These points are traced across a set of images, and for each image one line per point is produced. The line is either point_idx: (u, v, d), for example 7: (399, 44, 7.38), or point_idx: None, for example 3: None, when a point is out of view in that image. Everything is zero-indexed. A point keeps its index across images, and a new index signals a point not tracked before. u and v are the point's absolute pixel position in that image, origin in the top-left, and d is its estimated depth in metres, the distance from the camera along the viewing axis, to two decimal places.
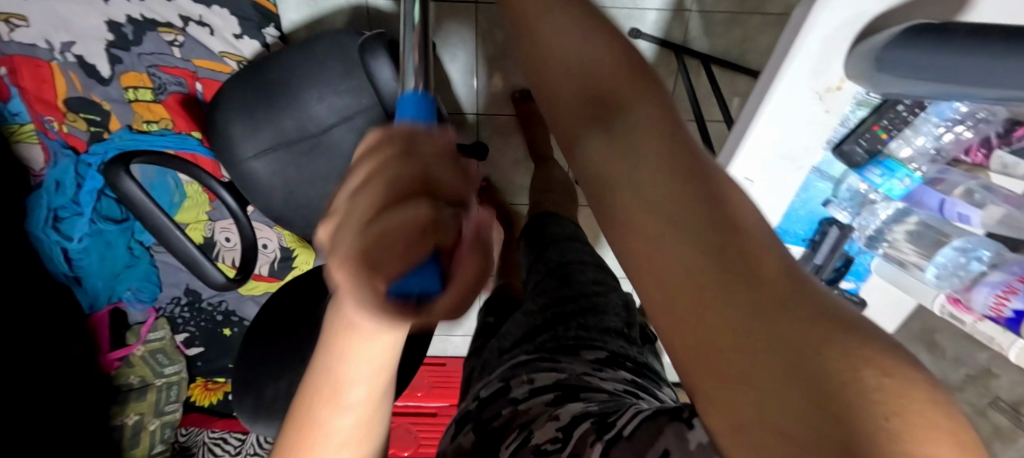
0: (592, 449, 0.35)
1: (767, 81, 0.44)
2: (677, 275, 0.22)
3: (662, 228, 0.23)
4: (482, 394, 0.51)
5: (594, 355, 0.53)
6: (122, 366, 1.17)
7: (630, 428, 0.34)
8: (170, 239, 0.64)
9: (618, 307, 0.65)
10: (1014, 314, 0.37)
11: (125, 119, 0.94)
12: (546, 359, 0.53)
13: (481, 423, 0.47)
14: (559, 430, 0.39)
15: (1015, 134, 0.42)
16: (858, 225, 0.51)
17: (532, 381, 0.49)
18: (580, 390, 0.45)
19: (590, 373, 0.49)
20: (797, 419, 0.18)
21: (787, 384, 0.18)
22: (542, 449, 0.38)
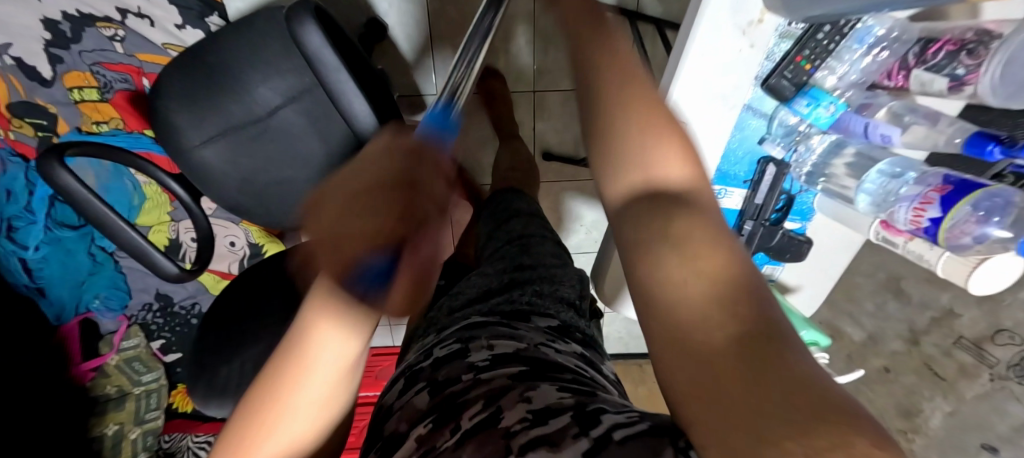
0: (574, 445, 0.29)
1: (691, 19, 0.45)
2: (678, 280, 0.24)
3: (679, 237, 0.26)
4: (438, 354, 0.47)
5: (546, 322, 0.53)
6: (96, 377, 1.14)
7: (623, 433, 0.29)
8: (116, 230, 0.63)
9: (573, 279, 0.65)
10: (931, 223, 0.39)
11: (74, 122, 0.92)
12: (502, 324, 0.50)
13: (436, 386, 0.42)
14: (531, 411, 0.34)
15: (929, 51, 0.42)
16: (795, 161, 0.52)
17: (492, 347, 0.45)
18: (545, 367, 0.42)
19: (546, 344, 0.48)
20: (745, 398, 0.19)
21: (737, 362, 0.21)
22: (512, 431, 0.33)
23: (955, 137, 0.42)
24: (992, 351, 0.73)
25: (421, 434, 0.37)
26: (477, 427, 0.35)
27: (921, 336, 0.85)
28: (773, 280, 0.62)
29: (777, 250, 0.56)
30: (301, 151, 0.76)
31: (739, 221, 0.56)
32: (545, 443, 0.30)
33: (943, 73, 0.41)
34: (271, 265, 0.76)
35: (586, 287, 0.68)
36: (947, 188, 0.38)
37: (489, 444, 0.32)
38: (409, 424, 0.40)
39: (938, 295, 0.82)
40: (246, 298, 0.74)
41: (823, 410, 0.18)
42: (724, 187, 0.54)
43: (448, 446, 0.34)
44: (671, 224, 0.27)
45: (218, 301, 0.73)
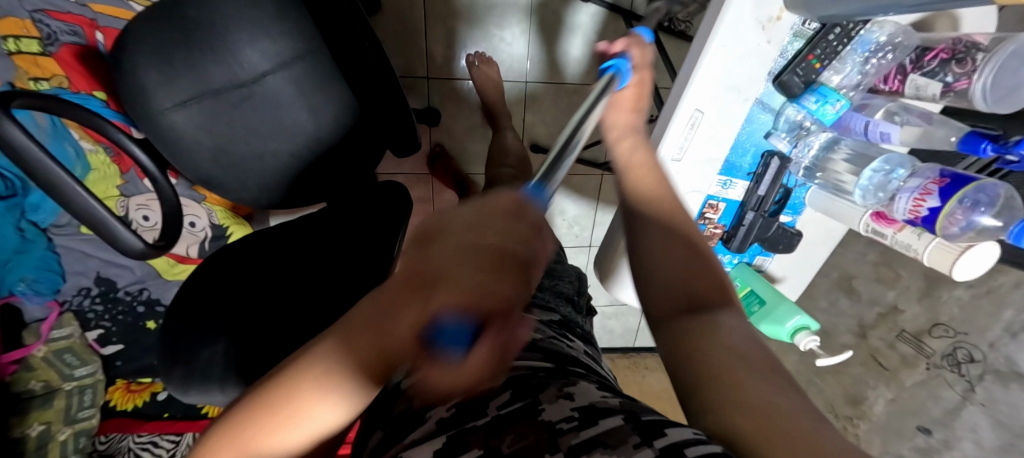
0: (636, 451, 0.29)
1: (716, 11, 0.46)
2: (737, 379, 0.33)
3: (727, 355, 0.35)
4: None
5: (548, 316, 0.53)
6: (19, 370, 1.00)
7: (697, 450, 0.28)
8: (69, 197, 0.56)
9: (571, 276, 0.66)
10: (930, 212, 0.42)
11: (4, 76, 0.77)
12: None
13: None
14: (577, 410, 0.34)
15: (925, 59, 0.46)
16: (795, 156, 0.55)
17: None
18: (564, 361, 0.42)
19: (558, 339, 0.48)
20: None
21: (799, 444, 0.28)
22: (558, 426, 0.32)
23: (950, 135, 0.46)
24: (930, 343, 0.81)
25: (442, 418, 0.34)
26: (514, 415, 0.34)
27: (868, 330, 0.93)
28: (763, 271, 0.66)
29: (771, 241, 0.59)
30: (287, 123, 0.72)
31: (740, 211, 0.58)
32: (600, 444, 0.30)
33: (937, 79, 0.45)
34: (243, 261, 0.66)
35: (584, 285, 0.68)
36: (945, 180, 0.41)
37: (530, 435, 0.32)
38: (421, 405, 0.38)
39: (886, 293, 0.91)
40: (207, 290, 0.62)
41: None
42: (730, 178, 0.56)
43: (479, 427, 0.33)
44: (716, 339, 0.36)
45: (181, 292, 0.62)
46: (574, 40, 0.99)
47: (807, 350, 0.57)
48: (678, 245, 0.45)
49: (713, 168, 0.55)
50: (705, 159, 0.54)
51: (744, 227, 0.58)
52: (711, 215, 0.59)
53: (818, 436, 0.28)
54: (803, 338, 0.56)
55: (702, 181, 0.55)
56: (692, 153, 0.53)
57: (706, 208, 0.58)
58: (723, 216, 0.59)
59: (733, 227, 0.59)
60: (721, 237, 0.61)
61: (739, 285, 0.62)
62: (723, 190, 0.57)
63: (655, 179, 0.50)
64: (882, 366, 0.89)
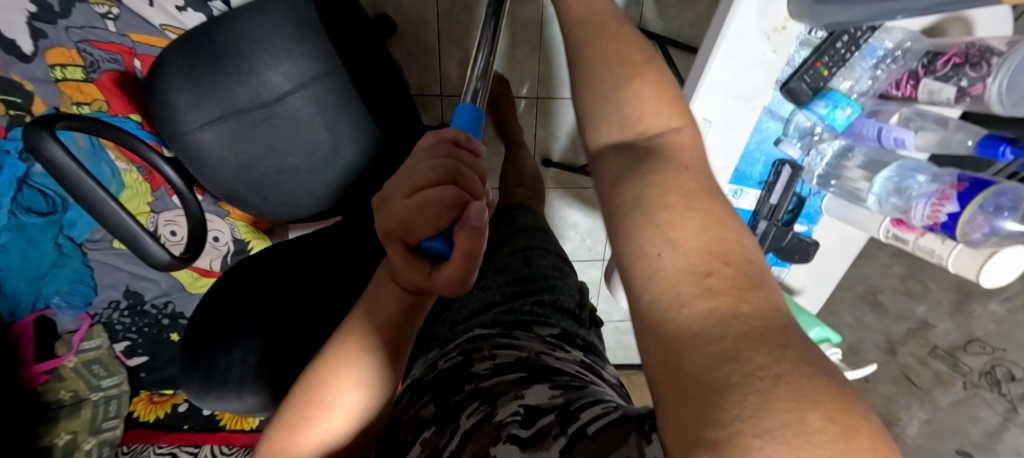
0: (553, 443, 0.30)
1: (720, 22, 0.47)
2: (687, 251, 0.22)
3: (685, 213, 0.24)
4: (442, 366, 0.46)
5: (548, 331, 0.52)
6: (50, 381, 1.05)
7: (596, 426, 0.29)
8: (104, 211, 0.59)
9: (574, 289, 0.65)
10: (949, 217, 0.41)
11: (52, 101, 0.87)
12: (504, 334, 0.49)
13: (441, 397, 0.42)
14: (523, 407, 0.35)
15: (937, 63, 0.45)
16: (807, 165, 0.54)
17: (495, 357, 0.44)
18: (543, 371, 0.41)
19: (547, 353, 0.46)
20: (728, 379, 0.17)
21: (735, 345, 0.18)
22: (503, 423, 0.34)
23: (967, 138, 0.46)
24: (966, 360, 0.77)
25: (426, 437, 0.39)
26: (476, 426, 0.36)
27: (897, 346, 0.90)
28: (780, 282, 0.64)
29: (787, 250, 0.58)
30: (305, 139, 0.74)
31: (752, 221, 0.58)
32: (530, 442, 0.32)
33: (950, 83, 0.44)
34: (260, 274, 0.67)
35: (585, 297, 0.67)
36: (964, 185, 0.40)
37: (478, 441, 0.33)
38: (414, 434, 0.40)
39: (914, 308, 0.88)
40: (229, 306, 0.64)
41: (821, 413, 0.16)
42: (741, 187, 0.55)
43: (452, 449, 0.35)
44: (653, 194, 0.26)
45: (199, 309, 0.64)
46: None
47: (829, 362, 0.55)
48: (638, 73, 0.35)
49: (724, 177, 0.54)
50: (715, 168, 0.54)
51: (758, 237, 0.57)
52: None
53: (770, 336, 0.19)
54: (825, 351, 0.54)
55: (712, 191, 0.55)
56: (702, 162, 0.53)
57: None
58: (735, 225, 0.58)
59: (746, 237, 0.58)
60: None
61: None
62: (734, 199, 0.56)
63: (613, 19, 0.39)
64: (913, 385, 0.85)
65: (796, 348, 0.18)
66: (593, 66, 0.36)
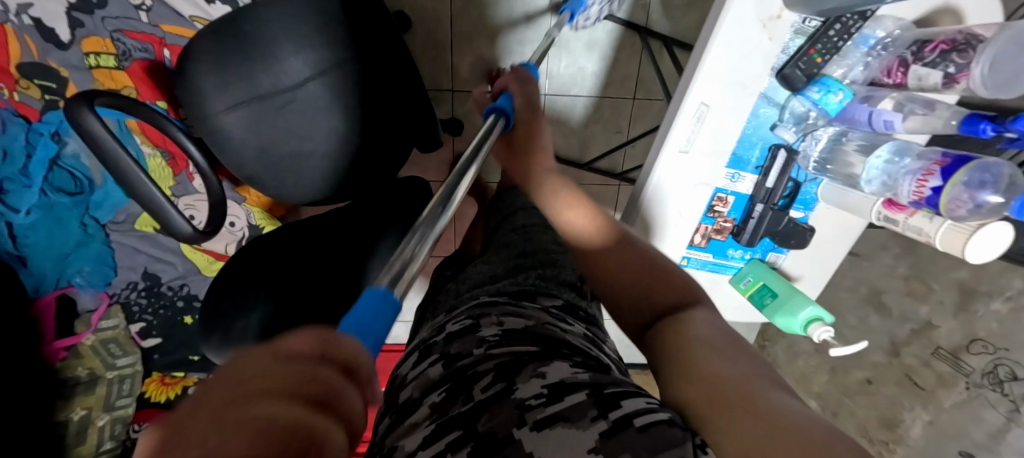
0: (592, 425, 0.32)
1: (718, 12, 0.50)
2: (699, 363, 0.39)
3: (703, 348, 0.41)
4: (450, 329, 0.49)
5: (552, 302, 0.56)
6: (68, 357, 1.09)
7: (643, 420, 0.32)
8: (135, 183, 0.63)
9: (574, 265, 0.66)
10: (933, 192, 0.42)
11: (84, 86, 0.91)
12: (510, 302, 0.52)
13: (449, 358, 0.43)
14: (546, 387, 0.36)
15: (926, 50, 0.47)
16: (802, 150, 0.56)
17: (503, 324, 0.47)
18: (552, 346, 0.44)
19: (553, 324, 0.50)
20: (761, 438, 0.31)
21: (754, 415, 0.33)
22: (526, 403, 0.35)
23: (951, 120, 0.48)
24: (968, 360, 0.77)
25: (434, 402, 0.38)
26: (492, 399, 0.36)
27: (901, 347, 0.90)
28: (777, 269, 0.66)
29: (783, 235, 0.60)
30: (323, 124, 0.77)
31: (749, 204, 0.60)
32: (560, 418, 0.33)
33: (937, 69, 0.46)
34: (273, 249, 0.69)
35: None
36: (945, 161, 0.42)
37: (502, 414, 0.34)
38: (423, 392, 0.41)
39: (919, 308, 0.88)
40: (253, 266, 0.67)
41: (812, 439, 0.30)
42: (738, 171, 0.58)
43: (462, 412, 0.35)
44: (679, 344, 0.42)
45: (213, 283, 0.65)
46: (592, 55, 1.05)
47: (823, 340, 0.58)
48: (648, 270, 0.52)
49: (721, 161, 0.57)
50: (713, 152, 0.56)
51: (754, 220, 0.59)
52: (720, 209, 0.60)
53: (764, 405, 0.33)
54: (817, 328, 0.57)
55: (710, 174, 0.57)
56: (700, 145, 0.55)
57: (715, 201, 0.59)
58: (732, 210, 0.60)
59: (743, 220, 0.60)
60: (733, 232, 0.62)
61: (752, 281, 0.63)
62: (731, 183, 0.58)
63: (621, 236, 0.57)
64: (917, 386, 0.85)
65: (779, 417, 0.32)
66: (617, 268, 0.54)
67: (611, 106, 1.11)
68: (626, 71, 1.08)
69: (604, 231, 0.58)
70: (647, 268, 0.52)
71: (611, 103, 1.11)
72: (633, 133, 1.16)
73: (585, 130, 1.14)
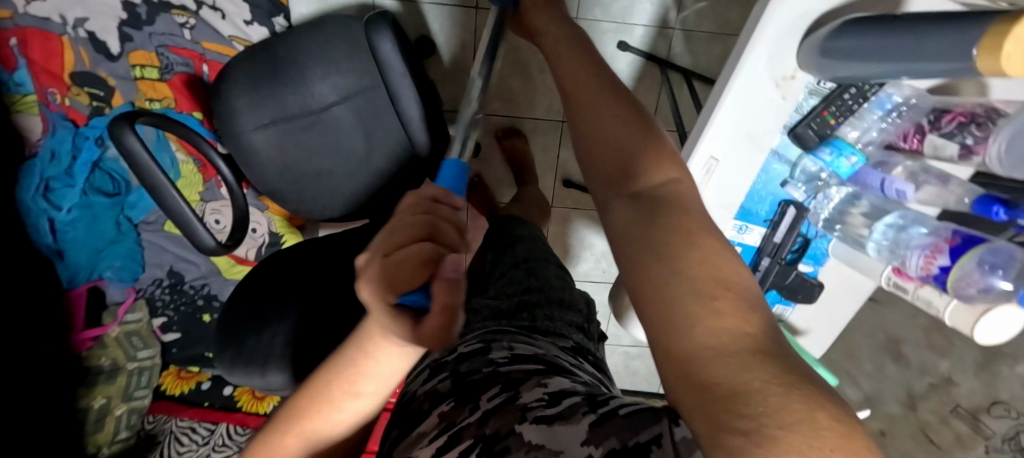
0: (583, 418, 0.34)
1: (732, 68, 0.50)
2: (674, 284, 0.26)
3: (680, 256, 0.27)
4: (461, 350, 0.50)
5: (563, 343, 0.56)
6: (94, 347, 1.14)
7: (627, 409, 0.34)
8: (165, 197, 0.66)
9: (582, 306, 0.68)
10: (940, 271, 0.42)
11: (128, 96, 0.98)
12: (522, 333, 0.53)
13: (458, 375, 0.45)
14: (547, 393, 0.38)
15: (942, 120, 0.47)
16: (813, 207, 0.56)
17: (513, 349, 0.48)
18: (559, 368, 0.45)
19: (561, 357, 0.50)
20: (743, 408, 0.21)
21: (742, 372, 0.22)
22: (528, 405, 0.36)
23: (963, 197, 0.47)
24: (989, 422, 0.74)
25: (443, 411, 0.41)
26: (498, 405, 0.38)
27: (919, 401, 0.87)
28: (784, 321, 0.65)
29: (790, 289, 0.60)
30: (345, 145, 0.80)
31: (756, 257, 0.59)
32: (558, 418, 0.35)
33: (954, 141, 0.45)
34: (286, 263, 0.72)
35: (592, 312, 0.71)
36: (955, 240, 0.41)
37: (507, 415, 0.36)
38: (430, 404, 0.43)
39: (938, 363, 0.85)
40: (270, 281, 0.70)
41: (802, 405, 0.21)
42: (746, 223, 0.58)
43: (470, 422, 0.37)
44: (652, 244, 0.28)
45: (234, 296, 0.70)
46: None
47: None
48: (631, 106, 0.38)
49: (730, 213, 0.57)
50: (721, 204, 0.56)
51: (760, 274, 0.59)
52: None
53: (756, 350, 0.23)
54: None
55: (718, 225, 0.57)
56: (708, 196, 0.56)
57: None
58: (739, 260, 0.60)
59: (750, 272, 0.60)
60: None
61: None
62: (739, 234, 0.58)
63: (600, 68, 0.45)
64: (934, 445, 0.82)
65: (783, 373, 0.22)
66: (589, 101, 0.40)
67: None
68: (645, 101, 1.09)
69: (583, 69, 0.44)
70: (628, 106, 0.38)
71: None
72: None
73: None
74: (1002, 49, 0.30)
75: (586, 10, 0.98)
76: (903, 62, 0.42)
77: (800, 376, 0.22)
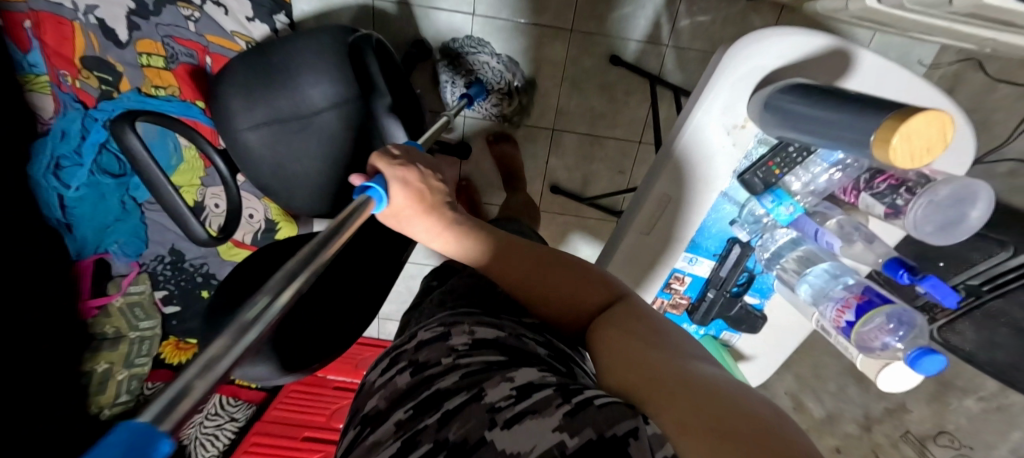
0: (557, 410, 0.32)
1: (687, 114, 0.53)
2: (634, 355, 0.39)
3: (634, 340, 0.41)
4: (422, 336, 0.49)
5: (531, 321, 0.53)
6: (98, 315, 1.21)
7: (601, 400, 0.32)
8: (163, 193, 0.72)
9: None
10: (847, 324, 0.45)
11: (136, 82, 1.02)
12: (485, 314, 0.51)
13: (418, 366, 0.43)
14: (515, 389, 0.35)
15: (875, 181, 0.50)
16: (759, 246, 0.59)
17: (474, 333, 0.46)
18: (520, 353, 0.43)
19: (527, 337, 0.48)
20: (706, 412, 0.30)
21: (698, 392, 0.32)
22: (496, 405, 0.34)
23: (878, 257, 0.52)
24: (933, 449, 0.77)
25: (399, 419, 0.37)
26: (459, 406, 0.35)
27: (873, 424, 0.90)
28: (731, 346, 0.69)
29: (735, 319, 0.64)
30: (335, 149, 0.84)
31: (705, 287, 0.63)
32: (529, 411, 0.32)
33: (883, 201, 0.49)
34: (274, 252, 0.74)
35: None
36: (863, 296, 0.44)
37: (472, 420, 0.33)
38: (389, 404, 0.40)
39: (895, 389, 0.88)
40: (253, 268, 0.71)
41: (744, 408, 0.31)
42: (696, 256, 0.61)
43: (429, 424, 0.34)
44: (614, 342, 0.42)
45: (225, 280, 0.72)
46: (602, 96, 1.08)
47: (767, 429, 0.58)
48: (573, 274, 0.51)
49: (681, 246, 0.60)
50: (673, 237, 0.59)
51: (706, 303, 0.63)
52: (677, 286, 0.64)
53: (698, 376, 0.35)
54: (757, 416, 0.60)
55: (669, 255, 0.61)
56: (660, 229, 0.59)
57: (673, 279, 0.63)
58: (689, 289, 0.64)
59: (698, 300, 0.64)
60: (688, 308, 0.66)
61: None
62: (689, 265, 0.62)
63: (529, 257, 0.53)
64: None
65: (727, 392, 0.32)
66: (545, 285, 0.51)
67: (617, 146, 1.15)
68: (634, 114, 1.11)
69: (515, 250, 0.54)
70: (574, 271, 0.52)
71: (616, 144, 1.15)
72: (636, 173, 1.20)
73: (589, 165, 1.18)
74: (891, 140, 0.39)
75: (580, 23, 0.99)
76: (834, 134, 0.45)
77: (729, 391, 0.33)
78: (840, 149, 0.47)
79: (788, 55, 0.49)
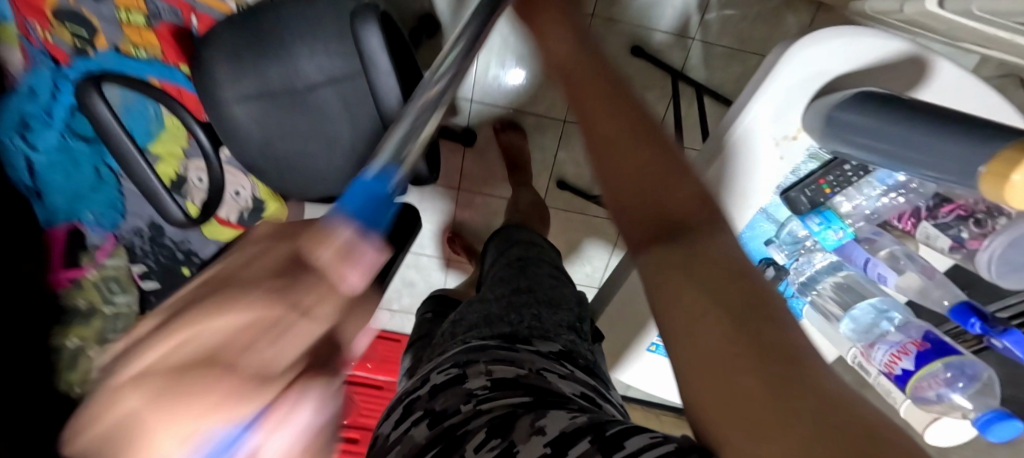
0: None
1: (730, 121, 0.46)
2: (707, 332, 0.26)
3: (708, 301, 0.27)
4: (437, 379, 0.44)
5: (547, 347, 0.48)
6: (70, 287, 1.13)
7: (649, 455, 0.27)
8: (134, 168, 0.64)
9: (574, 303, 0.60)
10: (903, 372, 0.43)
11: (114, 40, 0.93)
12: (502, 346, 0.46)
13: (437, 417, 0.38)
14: (549, 446, 0.31)
15: (941, 210, 0.45)
16: (794, 269, 0.54)
17: (491, 372, 0.41)
18: (544, 394, 0.38)
19: (548, 371, 0.43)
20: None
21: (801, 422, 0.21)
22: None
23: (943, 299, 0.47)
24: None
25: None
26: None
27: None
28: None
29: None
30: (331, 130, 0.77)
31: None
32: None
33: (949, 233, 0.45)
34: None
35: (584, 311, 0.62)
36: (925, 344, 0.43)
37: None
38: None
39: None
40: None
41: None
42: None
43: None
44: (681, 293, 0.29)
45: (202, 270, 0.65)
46: None
47: None
48: (662, 162, 0.35)
49: None
50: None
51: None
52: None
53: (810, 396, 0.22)
54: None
55: None
56: None
57: None
58: None
59: None
60: None
61: None
62: None
63: (612, 113, 0.38)
64: None
65: (856, 429, 0.21)
66: (627, 158, 0.36)
67: None
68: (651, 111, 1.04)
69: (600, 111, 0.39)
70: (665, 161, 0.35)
71: None
72: None
73: None
74: (1010, 176, 0.30)
75: (602, 8, 0.91)
76: (911, 157, 0.38)
77: (863, 429, 0.21)
78: (913, 174, 0.40)
79: (854, 59, 0.43)
